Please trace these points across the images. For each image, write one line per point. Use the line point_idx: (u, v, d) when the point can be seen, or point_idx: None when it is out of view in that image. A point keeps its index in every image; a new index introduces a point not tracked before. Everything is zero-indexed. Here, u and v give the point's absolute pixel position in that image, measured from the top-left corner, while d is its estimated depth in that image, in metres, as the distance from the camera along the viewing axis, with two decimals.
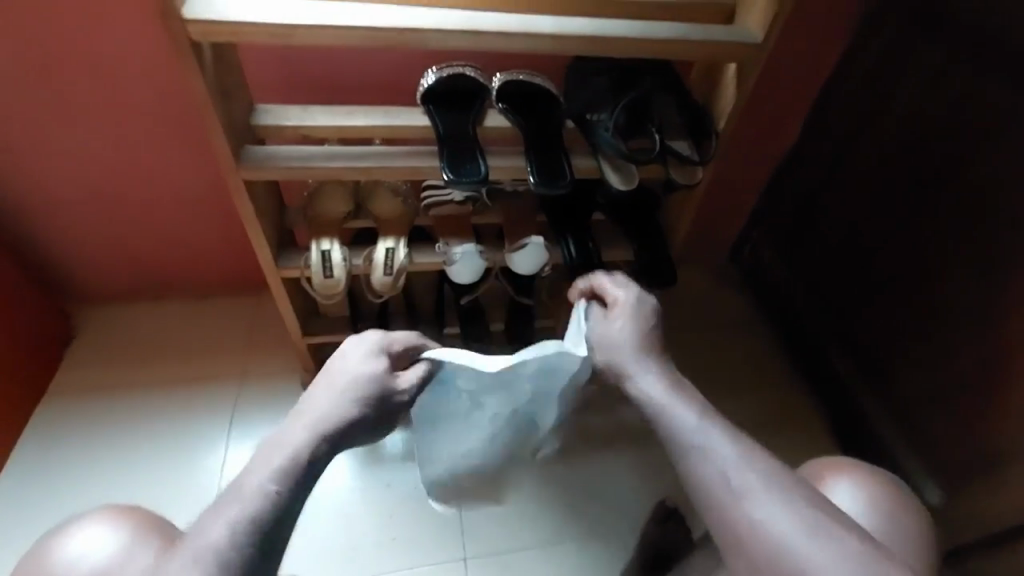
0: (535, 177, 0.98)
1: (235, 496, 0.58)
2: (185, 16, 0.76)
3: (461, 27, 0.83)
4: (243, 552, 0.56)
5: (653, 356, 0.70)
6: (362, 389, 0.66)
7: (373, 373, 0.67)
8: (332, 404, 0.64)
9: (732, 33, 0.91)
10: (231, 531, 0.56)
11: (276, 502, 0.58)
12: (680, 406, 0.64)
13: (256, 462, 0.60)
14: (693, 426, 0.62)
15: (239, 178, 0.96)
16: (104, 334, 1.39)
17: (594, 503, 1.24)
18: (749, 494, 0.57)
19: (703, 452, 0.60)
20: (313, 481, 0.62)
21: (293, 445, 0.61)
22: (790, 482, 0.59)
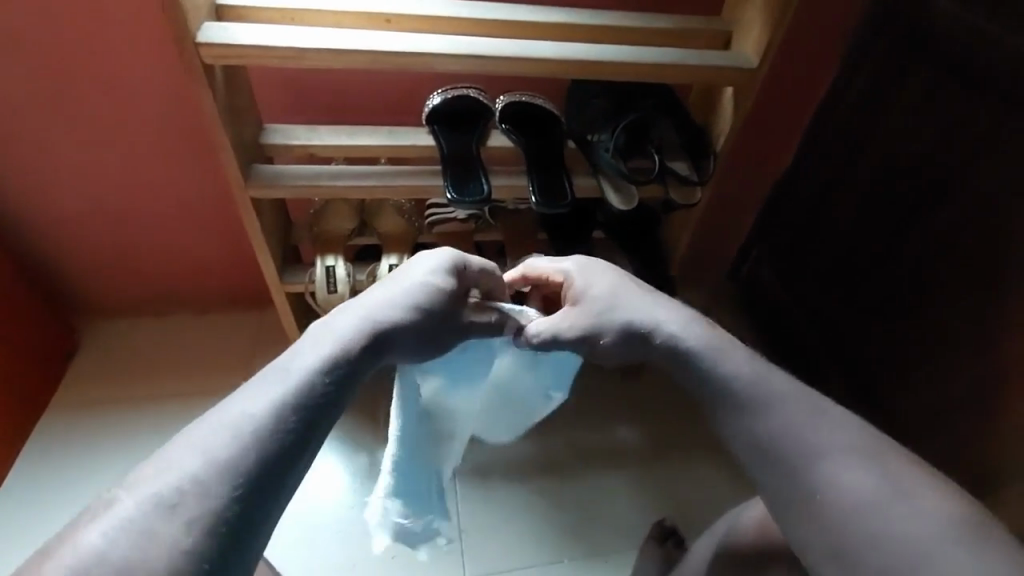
0: (536, 196, 1.00)
1: (229, 416, 0.52)
2: (199, 41, 0.80)
3: (464, 52, 0.85)
4: (233, 477, 0.49)
5: (701, 324, 0.70)
6: (404, 306, 0.65)
7: (421, 292, 0.66)
8: (391, 305, 0.65)
9: (727, 58, 0.93)
10: (241, 443, 0.50)
11: (306, 393, 0.55)
12: (732, 356, 0.66)
13: (277, 369, 0.57)
14: (748, 377, 0.64)
15: (248, 196, 0.98)
16: (108, 347, 1.40)
17: (596, 522, 1.24)
18: (817, 444, 0.59)
19: (765, 411, 0.62)
20: (345, 384, 0.58)
21: (322, 357, 0.58)
22: (861, 445, 0.59)
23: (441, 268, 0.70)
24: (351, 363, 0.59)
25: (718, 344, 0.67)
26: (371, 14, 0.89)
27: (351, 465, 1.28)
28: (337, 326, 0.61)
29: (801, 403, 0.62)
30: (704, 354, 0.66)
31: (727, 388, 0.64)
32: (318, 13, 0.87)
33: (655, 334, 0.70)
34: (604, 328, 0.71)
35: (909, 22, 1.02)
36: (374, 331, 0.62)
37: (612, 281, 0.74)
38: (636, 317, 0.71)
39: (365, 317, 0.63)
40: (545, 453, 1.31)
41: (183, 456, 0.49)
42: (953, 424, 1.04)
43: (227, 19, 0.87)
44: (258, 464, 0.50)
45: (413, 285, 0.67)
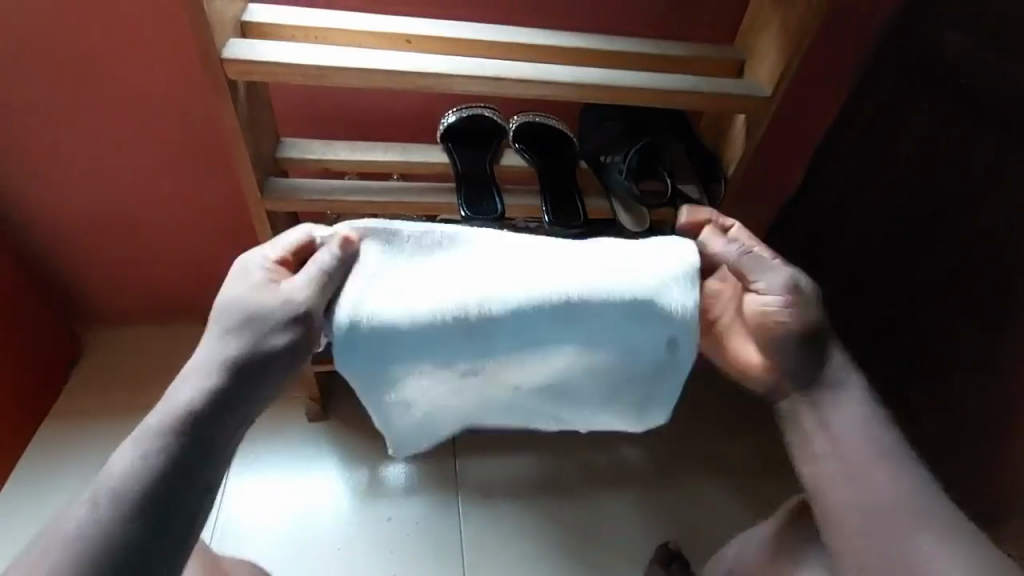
0: (549, 216, 1.02)
1: (100, 483, 0.61)
2: (225, 58, 0.81)
3: (484, 74, 0.87)
4: (111, 533, 0.58)
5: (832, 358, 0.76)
6: (230, 337, 0.68)
7: (258, 313, 0.68)
8: (218, 348, 0.68)
9: (741, 86, 0.95)
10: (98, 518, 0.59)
11: (151, 458, 0.62)
12: (841, 410, 0.75)
13: (139, 430, 0.64)
14: (871, 447, 0.73)
15: (263, 209, 0.99)
16: (109, 355, 1.39)
17: (598, 543, 1.23)
18: (895, 506, 0.70)
19: (865, 467, 0.72)
20: (191, 433, 0.64)
21: (161, 420, 0.64)
22: (937, 512, 0.69)
23: (255, 269, 0.71)
24: (191, 414, 0.65)
25: (839, 393, 0.75)
26: (392, 34, 0.90)
27: (351, 480, 1.27)
28: (177, 378, 0.67)
29: (898, 476, 0.71)
30: (828, 406, 0.75)
31: (827, 442, 0.74)
32: (341, 33, 0.89)
33: (823, 362, 0.76)
34: (766, 281, 0.74)
35: (916, 57, 1.05)
36: (225, 369, 0.67)
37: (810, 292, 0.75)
38: (824, 350, 0.76)
39: (202, 362, 0.67)
40: (548, 471, 1.30)
41: (53, 535, 0.59)
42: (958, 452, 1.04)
43: (251, 35, 0.89)
44: (131, 520, 0.59)
45: (242, 299, 0.69)
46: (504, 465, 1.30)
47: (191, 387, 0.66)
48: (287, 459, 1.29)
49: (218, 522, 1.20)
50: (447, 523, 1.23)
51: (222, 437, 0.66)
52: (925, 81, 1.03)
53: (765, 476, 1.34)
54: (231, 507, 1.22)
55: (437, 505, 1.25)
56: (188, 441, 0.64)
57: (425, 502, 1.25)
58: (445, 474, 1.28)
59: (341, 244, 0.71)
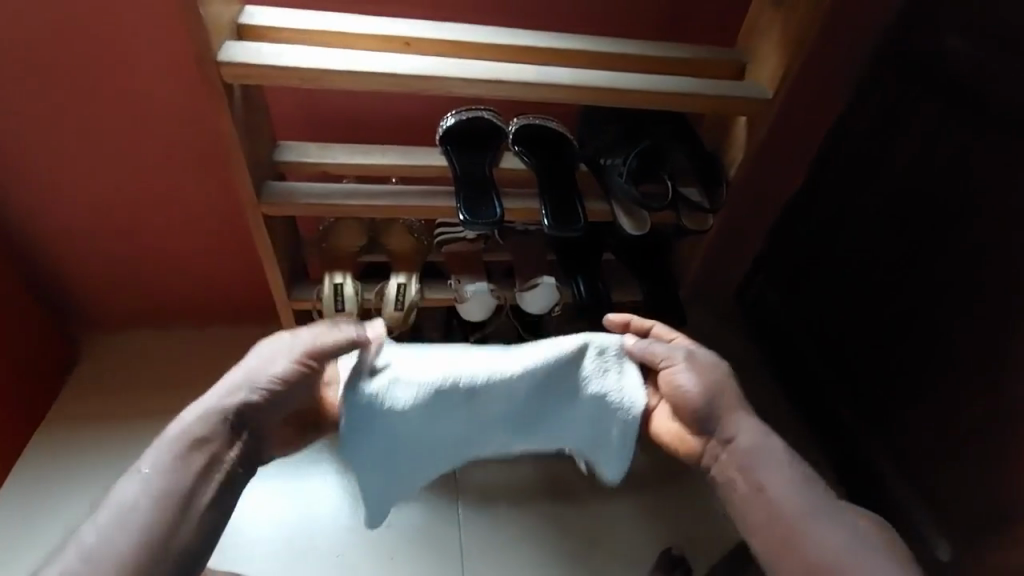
0: (548, 220, 1.01)
1: (153, 456, 0.73)
2: (221, 61, 0.80)
3: (482, 76, 0.86)
4: (109, 551, 0.66)
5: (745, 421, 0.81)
6: (253, 383, 0.75)
7: (271, 363, 0.76)
8: (237, 385, 0.76)
9: (743, 88, 0.95)
10: (114, 527, 0.67)
11: (173, 476, 0.70)
12: (769, 468, 0.78)
13: (152, 451, 0.73)
14: (811, 503, 0.75)
15: (260, 213, 0.98)
16: (106, 361, 1.38)
17: (600, 550, 1.22)
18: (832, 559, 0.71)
19: (802, 523, 0.73)
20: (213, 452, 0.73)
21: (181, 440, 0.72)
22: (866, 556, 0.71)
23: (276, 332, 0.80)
24: (206, 441, 0.73)
25: (763, 455, 0.79)
26: (389, 36, 0.89)
27: (350, 486, 1.26)
28: (199, 413, 0.74)
29: (836, 526, 0.73)
30: (761, 467, 0.78)
31: (762, 501, 0.76)
32: (337, 35, 0.88)
33: (724, 424, 0.80)
34: (683, 366, 0.81)
35: (916, 59, 1.04)
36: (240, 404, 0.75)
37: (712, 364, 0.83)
38: (723, 402, 0.81)
39: (222, 399, 0.75)
40: (549, 476, 1.29)
41: (73, 545, 0.67)
42: (959, 457, 1.04)
43: (247, 38, 0.88)
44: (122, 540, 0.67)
45: (265, 355, 0.77)
46: (503, 470, 1.29)
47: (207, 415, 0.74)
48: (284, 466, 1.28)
49: None
50: (448, 529, 1.22)
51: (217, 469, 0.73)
52: (926, 83, 1.02)
53: None
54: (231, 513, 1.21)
55: (436, 511, 1.24)
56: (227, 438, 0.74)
57: (424, 508, 1.24)
58: (446, 479, 1.28)
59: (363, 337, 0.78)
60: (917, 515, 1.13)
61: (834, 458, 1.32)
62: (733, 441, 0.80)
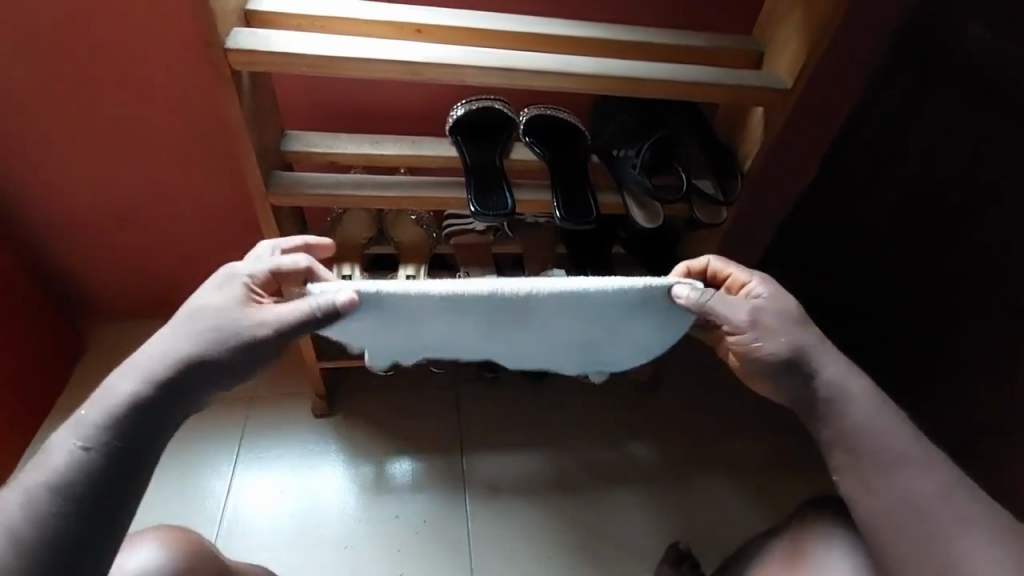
0: (560, 211, 0.99)
1: (76, 420, 0.59)
2: (229, 48, 0.79)
3: (494, 63, 0.84)
4: (37, 535, 0.55)
5: (832, 365, 0.71)
6: (194, 347, 0.63)
7: (216, 328, 0.64)
8: (176, 344, 0.63)
9: (761, 78, 0.92)
10: (34, 506, 0.55)
11: (102, 447, 0.58)
12: (861, 411, 0.70)
13: (68, 423, 0.59)
14: (910, 447, 0.69)
15: (268, 204, 0.97)
16: (114, 350, 1.38)
17: (607, 542, 1.21)
18: (916, 494, 0.67)
19: (884, 460, 0.69)
20: (153, 421, 0.61)
21: (115, 405, 0.60)
22: (947, 487, 0.67)
23: (235, 280, 0.69)
24: (147, 409, 0.61)
25: (853, 400, 0.71)
26: (401, 23, 0.87)
27: (355, 477, 1.26)
28: (130, 375, 0.61)
29: (920, 467, 0.68)
30: (849, 412, 0.70)
31: (846, 441, 0.70)
32: (348, 22, 0.86)
33: (806, 376, 0.71)
34: (755, 331, 0.70)
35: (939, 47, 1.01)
36: (182, 368, 0.62)
37: (789, 311, 0.72)
38: (800, 353, 0.71)
39: (160, 361, 0.62)
40: (555, 468, 1.29)
41: None
42: None
43: (255, 24, 0.86)
44: (67, 511, 0.56)
45: (215, 311, 0.65)
46: (508, 461, 1.29)
47: (142, 377, 0.61)
48: (289, 455, 1.27)
49: (224, 517, 1.20)
50: (453, 521, 1.22)
51: (167, 427, 0.62)
52: (946, 74, 0.99)
53: (778, 475, 1.32)
54: (237, 504, 1.21)
55: (441, 502, 1.24)
56: (170, 404, 0.62)
57: (430, 498, 1.24)
58: (452, 471, 1.27)
59: (344, 301, 0.63)
60: None
61: None
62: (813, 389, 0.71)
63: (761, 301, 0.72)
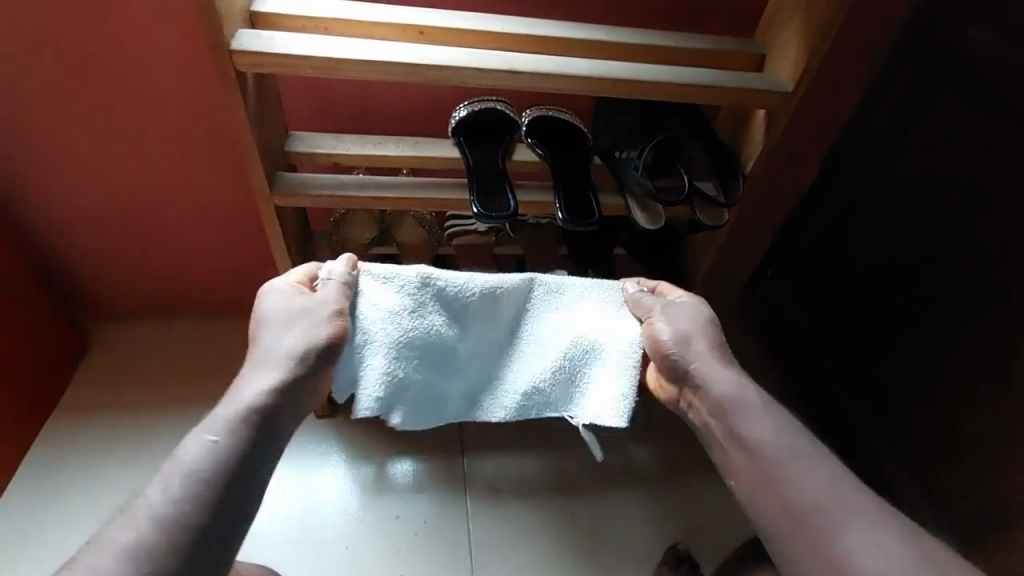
0: (562, 213, 0.99)
1: (211, 420, 0.71)
2: (234, 49, 0.79)
3: (496, 66, 0.84)
4: (191, 510, 0.65)
5: (727, 370, 0.80)
6: (294, 344, 0.77)
7: (301, 325, 0.78)
8: (279, 349, 0.77)
9: (762, 81, 0.93)
10: (186, 487, 0.66)
11: (238, 435, 0.70)
12: (748, 413, 0.77)
13: (207, 422, 0.71)
14: (797, 447, 0.74)
15: (272, 205, 0.97)
16: (117, 349, 1.38)
17: (607, 543, 1.22)
18: (803, 491, 0.70)
19: (767, 457, 0.74)
20: (273, 413, 0.74)
21: (246, 402, 0.73)
22: (832, 484, 0.70)
23: (284, 290, 0.81)
24: (270, 402, 0.74)
25: (741, 403, 0.78)
26: (404, 25, 0.88)
27: (356, 477, 1.26)
28: (252, 379, 0.75)
29: (807, 465, 0.72)
30: (736, 412, 0.77)
31: (735, 440, 0.76)
32: (351, 24, 0.87)
33: (701, 377, 0.80)
34: (663, 327, 0.82)
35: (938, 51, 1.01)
36: (293, 361, 0.76)
37: (702, 319, 0.83)
38: (692, 356, 0.81)
39: (273, 364, 0.76)
40: (556, 469, 1.29)
41: (142, 510, 0.64)
42: (976, 457, 1.02)
43: (260, 26, 0.87)
44: (212, 488, 0.67)
45: (290, 315, 0.79)
46: (510, 462, 1.29)
47: (262, 377, 0.75)
48: (290, 455, 1.28)
49: None
50: (454, 522, 1.22)
51: (277, 426, 0.74)
52: (947, 77, 1.00)
53: None
54: None
55: (442, 503, 1.24)
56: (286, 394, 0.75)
57: (430, 499, 1.24)
58: (453, 472, 1.28)
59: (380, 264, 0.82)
60: (927, 515, 1.11)
61: None
62: (708, 389, 0.79)
63: (681, 301, 0.84)
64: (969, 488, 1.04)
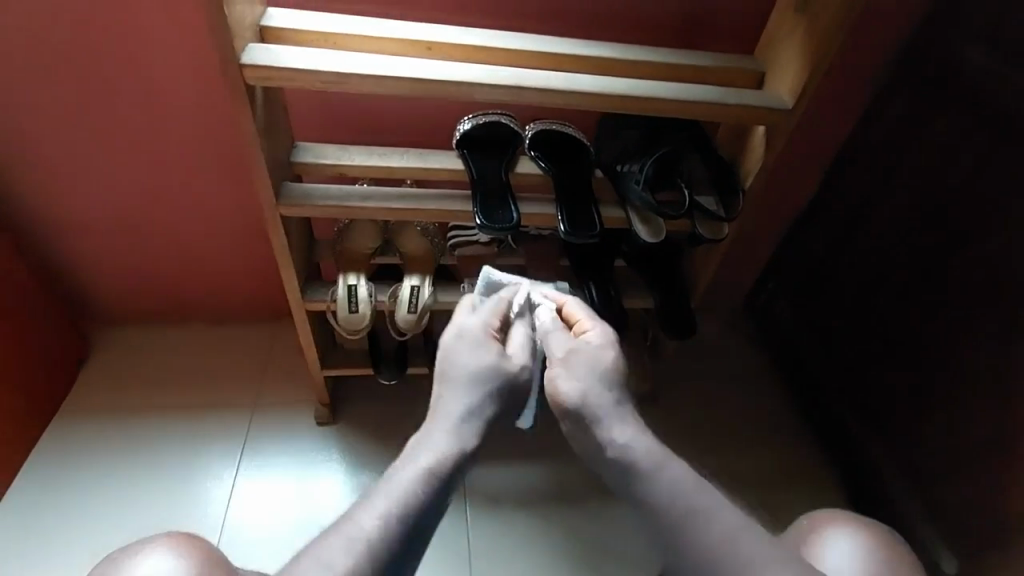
0: (564, 225, 1.01)
1: (407, 461, 0.64)
2: (244, 63, 0.81)
3: (501, 81, 0.86)
4: (380, 557, 0.59)
5: (631, 424, 0.68)
6: (485, 400, 0.68)
7: (498, 378, 0.69)
8: (464, 398, 0.68)
9: (761, 98, 0.94)
10: (378, 533, 0.60)
11: (433, 489, 0.63)
12: (657, 469, 0.65)
13: (406, 459, 0.65)
14: (699, 506, 0.63)
15: (278, 214, 0.98)
16: (121, 355, 1.39)
17: (607, 554, 1.21)
18: (710, 553, 0.61)
19: (672, 518, 0.63)
20: (462, 470, 0.65)
21: (446, 451, 0.64)
22: (741, 543, 0.61)
23: (479, 330, 0.72)
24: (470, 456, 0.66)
25: (645, 461, 0.65)
26: (412, 41, 0.89)
27: (357, 485, 1.26)
28: (445, 424, 0.66)
29: (716, 522, 0.62)
30: (642, 470, 0.65)
31: (639, 501, 0.65)
32: (359, 39, 0.88)
33: (599, 430, 0.66)
34: (560, 368, 0.70)
35: (937, 69, 1.02)
36: (485, 421, 0.67)
37: (600, 363, 0.71)
38: (591, 408, 0.67)
39: (468, 413, 0.67)
40: (557, 479, 1.30)
41: (332, 549, 0.59)
42: (975, 472, 1.02)
43: (270, 40, 0.88)
44: (398, 540, 0.60)
45: (484, 364, 0.69)
46: (511, 472, 1.30)
47: (452, 428, 0.66)
48: (291, 462, 1.28)
49: (224, 524, 1.20)
50: (453, 531, 1.22)
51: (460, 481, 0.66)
52: (946, 95, 1.01)
53: (778, 489, 1.32)
54: (237, 512, 1.21)
55: None
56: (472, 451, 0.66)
57: None
58: None
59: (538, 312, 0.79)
60: (926, 530, 1.11)
61: (845, 469, 1.32)
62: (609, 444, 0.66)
63: (583, 345, 0.72)
64: (970, 505, 1.03)
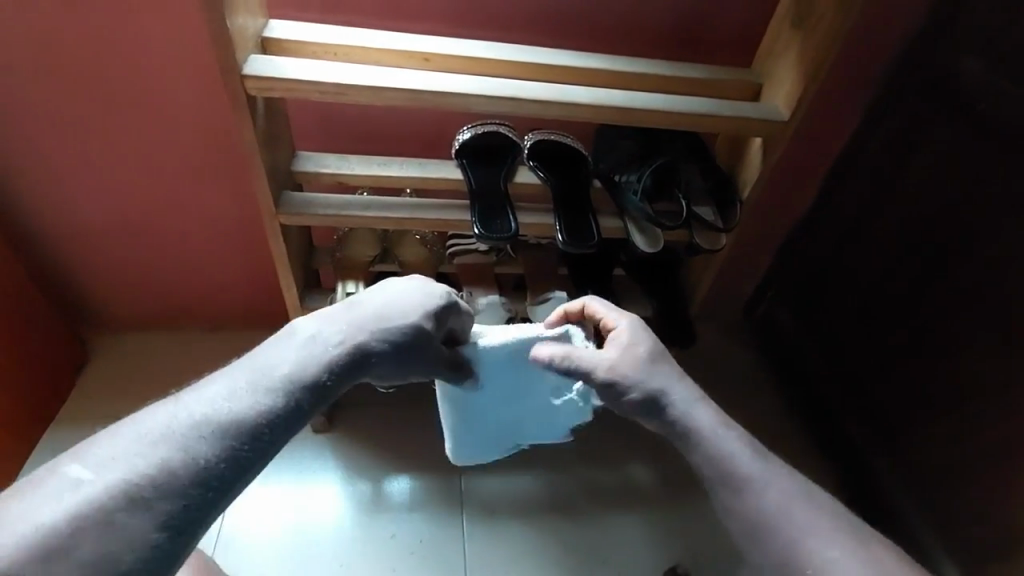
0: (563, 235, 1.01)
1: (272, 364, 0.61)
2: (246, 74, 0.82)
3: (500, 92, 0.87)
4: (201, 461, 0.53)
5: (686, 395, 0.74)
6: (376, 332, 0.66)
7: (396, 321, 0.68)
8: (353, 324, 0.66)
9: (758, 110, 0.95)
10: (214, 432, 0.54)
11: (287, 399, 0.59)
12: (712, 433, 0.71)
13: (271, 360, 0.61)
14: (756, 471, 0.68)
15: (277, 222, 0.99)
16: (119, 361, 1.39)
17: (605, 564, 1.21)
18: (769, 507, 0.66)
19: (732, 477, 0.68)
20: (325, 390, 0.62)
21: (315, 361, 0.62)
22: (795, 492, 0.67)
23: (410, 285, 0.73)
24: (338, 377, 0.63)
25: (701, 428, 0.72)
26: (411, 52, 0.91)
27: (354, 494, 1.26)
28: (324, 334, 0.64)
29: (772, 477, 0.68)
30: (698, 435, 0.71)
31: (701, 466, 0.70)
32: (360, 49, 0.89)
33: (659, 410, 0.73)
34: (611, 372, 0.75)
35: (933, 81, 1.03)
36: (368, 349, 0.65)
37: (649, 348, 0.76)
38: (650, 392, 0.73)
39: (349, 336, 0.65)
40: (554, 489, 1.29)
41: (154, 433, 0.54)
42: (976, 482, 1.01)
43: (272, 51, 0.89)
44: (231, 451, 0.54)
45: (392, 306, 0.69)
46: (509, 481, 1.29)
47: (333, 343, 0.64)
48: (288, 470, 1.27)
49: (221, 532, 1.19)
50: (451, 540, 1.22)
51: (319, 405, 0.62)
52: (941, 107, 1.02)
53: None
54: (233, 520, 1.20)
55: (439, 522, 1.24)
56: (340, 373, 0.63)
57: (427, 517, 1.24)
58: (451, 491, 1.28)
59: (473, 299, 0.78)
60: (928, 539, 1.11)
61: (846, 479, 1.31)
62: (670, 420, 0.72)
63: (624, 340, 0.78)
64: (973, 514, 1.03)
